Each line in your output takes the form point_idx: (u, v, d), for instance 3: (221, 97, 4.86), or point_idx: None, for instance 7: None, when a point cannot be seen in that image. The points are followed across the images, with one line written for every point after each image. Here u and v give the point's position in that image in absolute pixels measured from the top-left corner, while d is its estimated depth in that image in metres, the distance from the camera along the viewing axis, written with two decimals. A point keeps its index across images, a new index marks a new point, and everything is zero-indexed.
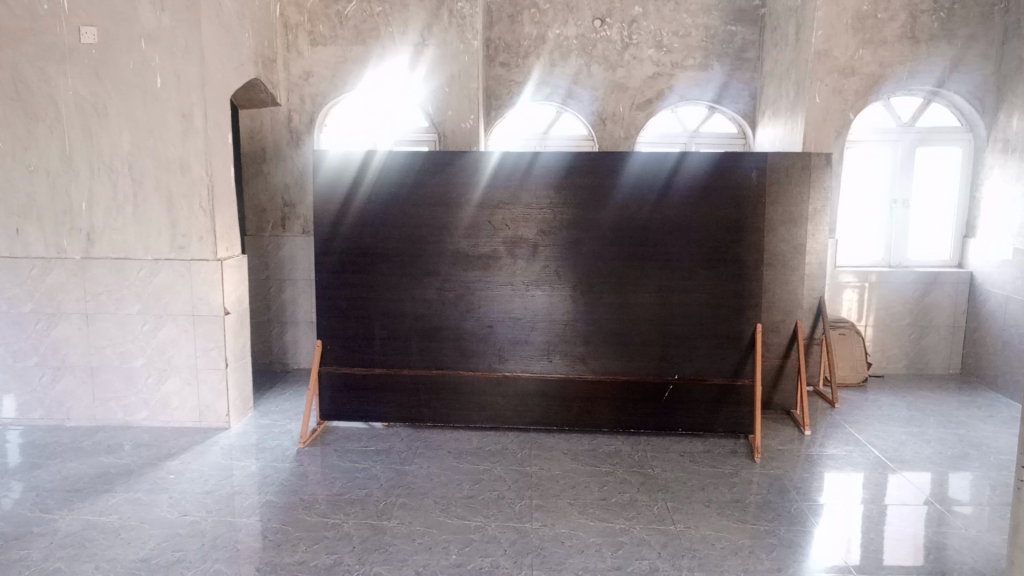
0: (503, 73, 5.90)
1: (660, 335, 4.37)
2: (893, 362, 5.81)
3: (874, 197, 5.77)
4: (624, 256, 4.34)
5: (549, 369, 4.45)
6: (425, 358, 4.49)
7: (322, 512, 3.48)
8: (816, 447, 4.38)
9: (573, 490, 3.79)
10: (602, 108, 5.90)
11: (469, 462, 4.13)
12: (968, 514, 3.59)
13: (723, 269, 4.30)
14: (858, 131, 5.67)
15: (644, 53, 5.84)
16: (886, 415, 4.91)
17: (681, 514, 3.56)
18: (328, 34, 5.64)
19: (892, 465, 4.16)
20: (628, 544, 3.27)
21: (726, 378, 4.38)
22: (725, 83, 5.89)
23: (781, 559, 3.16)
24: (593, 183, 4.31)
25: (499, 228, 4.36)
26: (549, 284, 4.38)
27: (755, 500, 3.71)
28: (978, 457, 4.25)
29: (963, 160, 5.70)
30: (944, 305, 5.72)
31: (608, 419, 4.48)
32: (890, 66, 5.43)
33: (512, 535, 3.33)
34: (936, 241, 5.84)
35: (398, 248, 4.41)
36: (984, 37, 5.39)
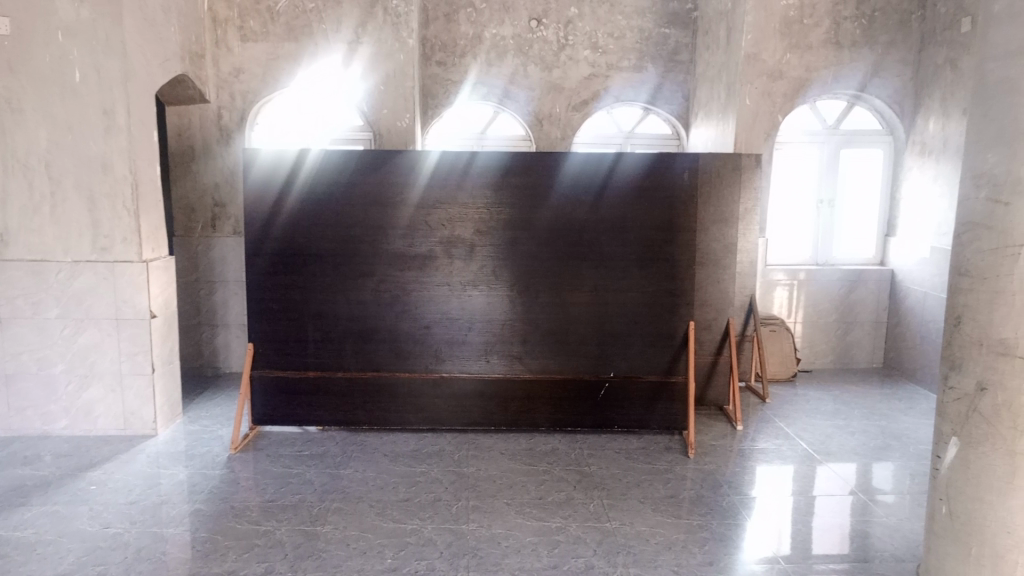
0: (439, 72, 5.86)
1: (596, 334, 4.41)
2: (820, 357, 5.99)
3: (803, 197, 5.94)
4: (560, 256, 4.36)
5: (487, 369, 4.44)
6: (360, 360, 4.44)
7: (253, 520, 3.40)
8: (748, 442, 4.49)
9: (510, 490, 3.79)
10: (539, 108, 5.92)
11: (406, 465, 4.08)
12: (890, 502, 3.73)
13: (657, 268, 4.37)
14: (787, 133, 5.83)
15: (580, 54, 5.88)
16: (814, 409, 5.06)
17: (616, 511, 3.59)
18: (258, 30, 5.51)
19: (819, 457, 4.29)
20: (564, 542, 3.29)
21: (661, 374, 4.45)
22: (659, 84, 5.98)
23: (713, 553, 3.23)
24: (530, 183, 4.32)
25: (436, 227, 4.33)
26: (486, 284, 4.37)
27: (689, 495, 3.78)
28: (899, 447, 4.42)
29: (885, 161, 5.92)
30: (867, 302, 5.93)
31: (546, 418, 4.49)
32: (816, 70, 5.59)
33: (448, 537, 3.31)
34: (861, 240, 6.04)
35: (332, 248, 4.34)
36: (903, 43, 5.60)
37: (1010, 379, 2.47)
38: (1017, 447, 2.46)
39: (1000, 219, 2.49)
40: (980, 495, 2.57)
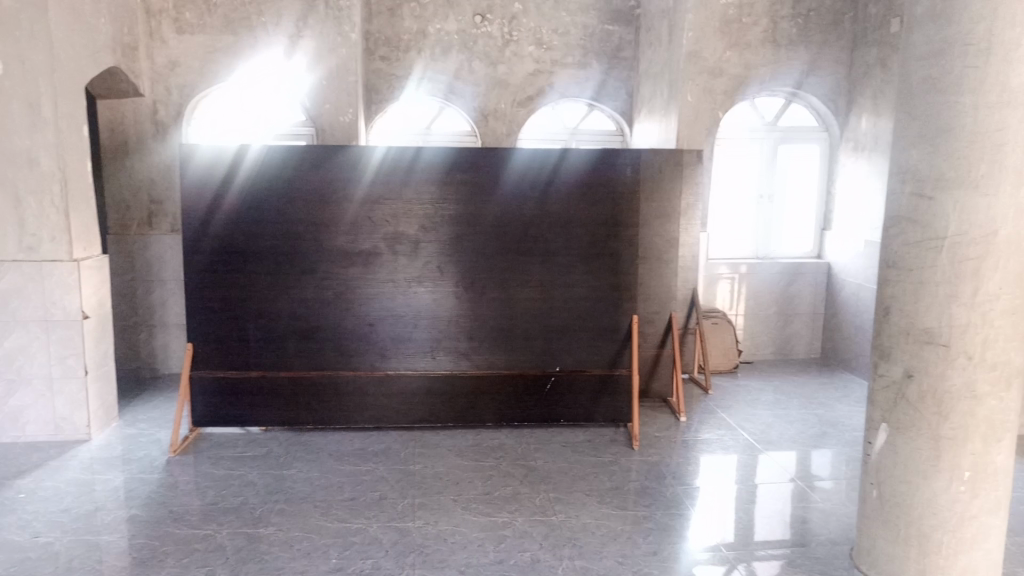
0: (383, 67, 5.80)
1: (541, 329, 4.43)
2: (761, 349, 6.13)
3: (743, 192, 6.07)
4: (505, 251, 4.37)
5: (432, 366, 4.43)
6: (304, 358, 4.38)
7: (194, 524, 3.32)
8: (691, 433, 4.57)
9: (457, 486, 3.79)
10: (484, 104, 5.91)
11: (352, 464, 4.04)
12: (827, 488, 3.85)
13: (601, 263, 4.41)
14: (728, 129, 5.94)
15: (524, 50, 5.89)
16: (755, 399, 5.18)
17: (562, 504, 3.62)
18: (195, 22, 5.37)
19: (759, 447, 4.39)
20: (511, 537, 3.30)
21: (606, 368, 4.49)
22: (603, 80, 6.03)
23: (658, 543, 3.28)
24: (475, 179, 4.32)
25: (380, 224, 4.29)
26: (432, 281, 4.35)
27: (634, 486, 3.83)
28: (835, 435, 4.55)
29: (822, 157, 6.08)
30: (806, 294, 6.09)
31: (492, 414, 4.50)
32: (755, 68, 5.71)
33: (394, 535, 3.29)
34: (799, 234, 6.20)
35: (273, 246, 4.26)
36: (836, 42, 5.76)
37: (935, 366, 2.59)
38: (941, 432, 2.60)
39: (925, 213, 2.58)
40: (908, 479, 2.68)
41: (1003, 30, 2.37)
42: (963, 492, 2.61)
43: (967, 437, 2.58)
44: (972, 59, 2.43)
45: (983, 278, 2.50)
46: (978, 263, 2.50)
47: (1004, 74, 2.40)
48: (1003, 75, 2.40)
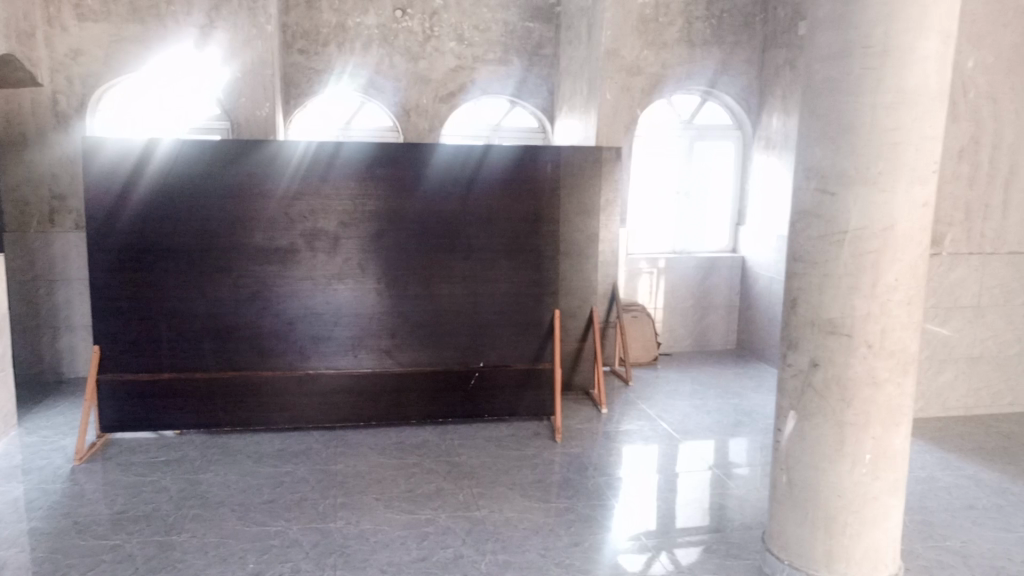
0: (301, 61, 5.68)
1: (464, 325, 4.43)
2: (680, 341, 6.29)
3: (662, 188, 6.21)
4: (427, 248, 4.34)
5: (354, 364, 4.37)
6: (220, 359, 4.25)
7: (101, 535, 3.19)
8: (612, 424, 4.65)
9: (380, 485, 3.76)
10: (406, 99, 5.86)
11: (271, 466, 3.95)
12: (743, 475, 3.98)
13: (523, 259, 4.44)
14: (646, 127, 6.07)
15: (446, 46, 5.87)
16: (674, 390, 5.31)
17: (486, 499, 3.64)
18: (98, 9, 5.14)
19: (678, 436, 4.50)
20: (434, 534, 3.29)
21: (529, 362, 4.53)
22: (524, 77, 6.05)
23: (580, 534, 3.33)
24: (395, 175, 4.27)
25: (298, 220, 4.21)
26: (353, 277, 4.29)
27: (557, 479, 3.88)
28: (749, 423, 4.71)
29: (736, 155, 6.26)
30: (721, 288, 6.27)
31: (416, 411, 4.47)
32: (671, 67, 5.84)
33: (315, 536, 3.24)
34: (715, 229, 6.37)
35: (185, 243, 4.13)
36: (748, 43, 5.95)
37: (837, 355, 2.71)
38: (845, 418, 2.72)
39: (827, 208, 2.69)
40: (814, 463, 2.79)
41: (895, 34, 2.51)
42: (865, 475, 2.74)
43: (868, 422, 2.71)
44: (868, 62, 2.55)
45: (881, 270, 2.64)
46: (876, 257, 2.63)
47: (899, 76, 2.54)
48: (898, 77, 2.54)
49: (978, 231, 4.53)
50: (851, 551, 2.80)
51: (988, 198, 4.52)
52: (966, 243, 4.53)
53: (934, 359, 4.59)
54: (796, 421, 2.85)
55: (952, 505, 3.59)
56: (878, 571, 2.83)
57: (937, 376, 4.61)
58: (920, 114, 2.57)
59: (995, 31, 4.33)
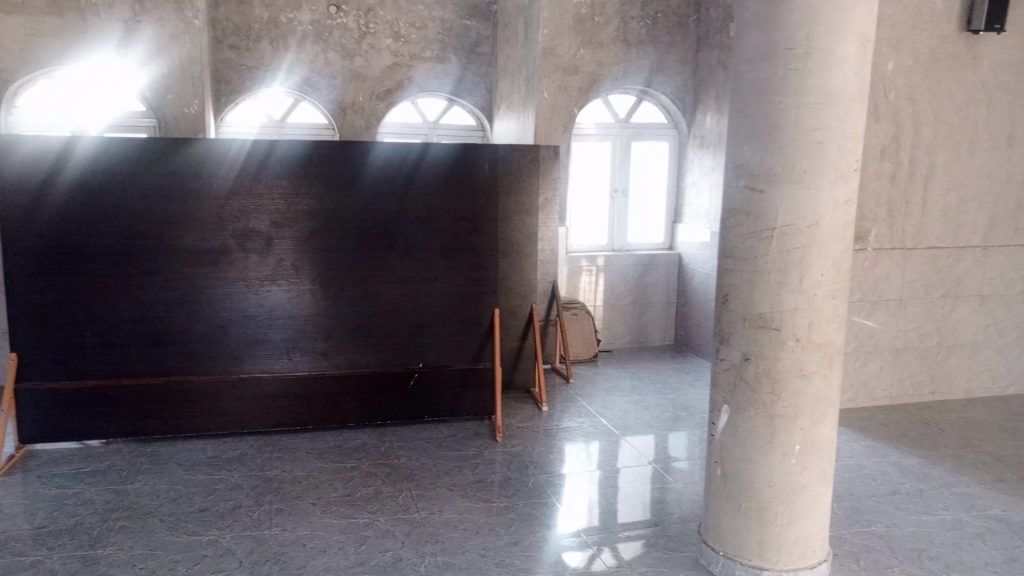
0: (233, 57, 5.55)
1: (403, 326, 4.38)
2: (620, 338, 6.36)
3: (599, 187, 6.26)
4: (364, 248, 4.28)
5: (289, 367, 4.28)
6: (148, 364, 4.11)
7: (20, 551, 3.05)
8: (553, 422, 4.67)
9: (317, 489, 3.69)
10: (342, 97, 5.77)
11: (203, 473, 3.84)
12: (681, 469, 4.04)
13: (462, 258, 4.41)
14: (584, 125, 6.10)
15: (382, 43, 5.80)
16: (614, 386, 5.36)
17: (425, 501, 3.60)
18: (13, 1, 4.93)
19: (618, 432, 4.54)
20: (372, 537, 3.25)
21: (469, 362, 4.51)
22: (461, 75, 6.02)
23: (520, 533, 3.33)
24: (330, 174, 4.20)
25: (229, 220, 4.10)
26: (287, 279, 4.20)
27: (497, 478, 3.87)
28: (687, 417, 4.79)
29: (671, 153, 6.35)
30: (658, 284, 6.36)
31: (354, 414, 4.40)
32: (608, 66, 5.89)
33: (249, 544, 3.16)
34: (652, 226, 6.45)
35: (110, 245, 3.98)
36: (681, 43, 6.04)
37: (768, 349, 2.77)
38: (775, 410, 2.78)
39: (756, 205, 2.74)
40: (746, 455, 2.85)
41: (817, 36, 2.58)
42: (795, 465, 2.81)
43: (797, 414, 2.78)
44: (793, 62, 2.61)
45: (807, 266, 2.70)
46: (803, 253, 2.70)
47: (821, 77, 2.61)
48: (820, 77, 2.61)
49: (900, 227, 4.69)
50: (782, 540, 2.87)
51: (909, 195, 4.68)
52: (889, 238, 4.68)
53: (860, 351, 4.74)
54: (728, 417, 2.89)
55: (878, 491, 3.71)
56: (808, 558, 2.91)
57: (863, 367, 4.77)
58: (841, 114, 2.65)
59: (913, 34, 4.48)
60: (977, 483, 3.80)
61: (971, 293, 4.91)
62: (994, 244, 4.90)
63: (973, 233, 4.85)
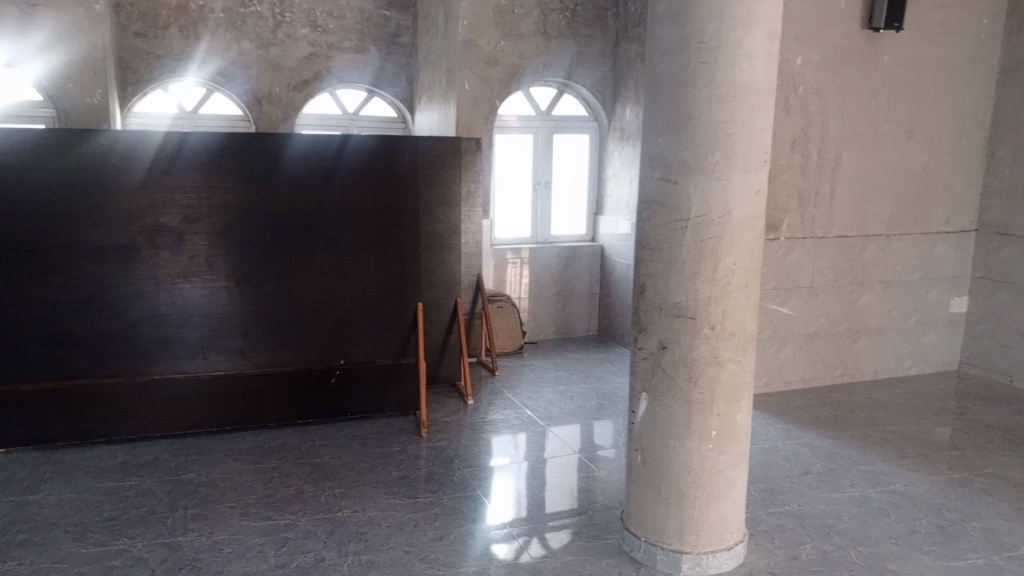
0: (139, 45, 5.32)
1: (323, 322, 4.29)
2: (545, 329, 6.40)
3: (522, 179, 6.27)
4: (281, 242, 4.17)
5: (205, 367, 4.13)
6: (52, 367, 3.92)
7: None
8: (479, 415, 4.66)
9: (236, 492, 3.58)
10: (257, 88, 5.61)
11: (113, 480, 3.67)
12: (605, 458, 4.10)
13: (383, 252, 4.34)
14: (506, 117, 6.10)
15: (298, 32, 5.65)
16: (539, 377, 5.40)
17: (349, 499, 3.55)
18: None
19: (543, 423, 4.57)
20: (294, 539, 3.17)
21: (392, 357, 4.45)
22: (382, 66, 5.92)
23: (444, 527, 3.31)
24: (245, 167, 4.07)
25: (137, 215, 3.93)
26: (200, 275, 4.06)
27: (422, 474, 3.84)
28: (610, 406, 4.86)
29: (593, 145, 6.41)
30: (582, 276, 6.43)
31: (274, 413, 4.29)
32: (528, 58, 5.89)
33: (163, 552, 3.04)
34: (575, 218, 6.51)
35: (8, 242, 3.78)
36: (601, 36, 6.10)
37: (684, 337, 2.82)
38: (692, 396, 2.84)
39: (671, 196, 2.78)
40: (665, 442, 2.90)
41: (725, 31, 2.63)
42: (712, 450, 2.88)
43: (713, 400, 2.85)
44: (704, 56, 2.66)
45: (720, 255, 2.77)
46: (716, 243, 2.76)
47: (731, 70, 2.67)
48: (729, 70, 2.67)
49: (811, 216, 4.86)
50: (701, 523, 2.94)
51: (818, 186, 4.85)
52: (800, 227, 4.85)
53: (774, 337, 4.91)
54: (648, 405, 2.94)
55: (791, 472, 3.84)
56: (726, 540, 2.99)
57: (777, 353, 4.94)
58: (750, 106, 2.71)
59: (820, 30, 4.64)
60: (883, 460, 3.98)
61: (876, 280, 5.13)
62: (896, 232, 5.14)
63: (877, 222, 5.06)
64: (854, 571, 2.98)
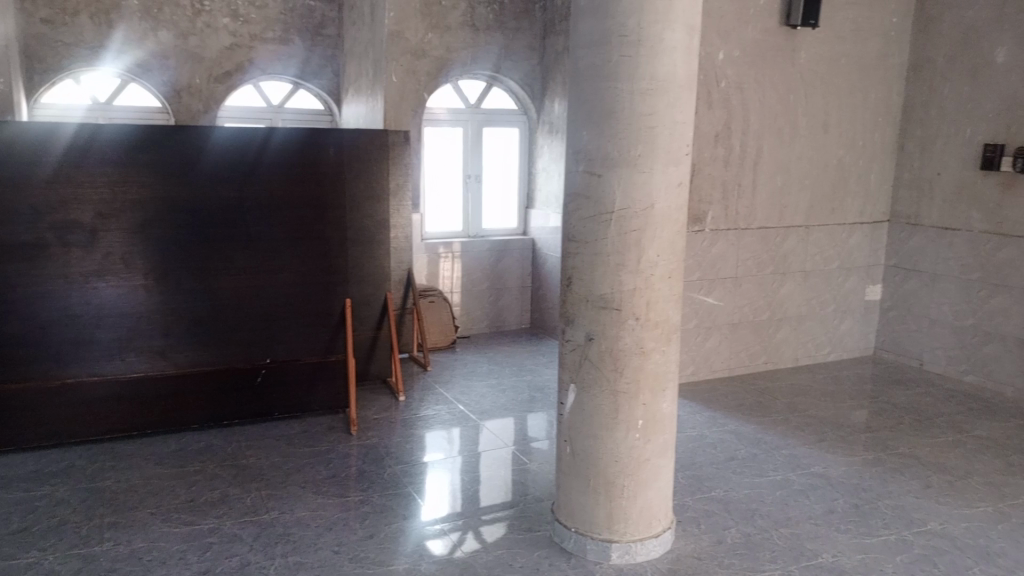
0: (46, 32, 5.08)
1: (248, 320, 4.18)
2: (477, 323, 6.39)
3: (452, 173, 6.24)
4: (201, 238, 4.03)
5: (122, 369, 3.98)
6: None
7: None
8: (411, 411, 4.62)
9: (156, 497, 3.46)
10: (176, 79, 5.42)
11: (24, 489, 3.51)
12: (538, 450, 4.12)
13: (308, 247, 4.26)
14: (435, 110, 6.05)
15: (218, 22, 5.48)
16: (471, 371, 5.39)
17: (276, 500, 3.47)
18: None
19: (475, 417, 4.57)
20: (217, 544, 3.08)
21: (319, 355, 4.37)
22: (307, 58, 5.79)
23: (375, 525, 3.28)
24: (161, 160, 3.92)
25: (46, 212, 3.75)
26: (115, 274, 3.90)
27: (352, 472, 3.78)
28: (542, 398, 4.90)
29: (523, 139, 6.42)
30: (514, 269, 6.44)
31: (197, 415, 4.16)
32: (456, 50, 5.86)
33: (77, 564, 2.92)
34: (506, 212, 6.51)
35: None
36: (528, 30, 6.11)
37: (609, 328, 2.86)
38: (618, 387, 2.88)
39: (595, 189, 2.81)
40: (592, 433, 2.93)
41: (645, 25, 2.66)
42: (638, 439, 2.92)
43: (638, 390, 2.89)
44: (626, 50, 2.69)
45: (643, 248, 2.80)
46: (639, 235, 2.79)
47: (652, 64, 2.70)
48: (650, 64, 2.70)
49: (734, 208, 4.99)
50: (628, 511, 2.98)
51: (741, 178, 4.97)
52: (724, 220, 4.97)
53: (700, 327, 5.02)
54: (575, 396, 2.96)
55: (716, 458, 3.94)
56: (654, 527, 3.04)
57: (703, 342, 5.06)
58: (671, 100, 2.75)
59: (740, 26, 4.75)
60: (803, 444, 4.12)
61: (796, 270, 5.30)
62: (815, 223, 5.32)
63: (797, 213, 5.23)
64: (775, 552, 3.07)
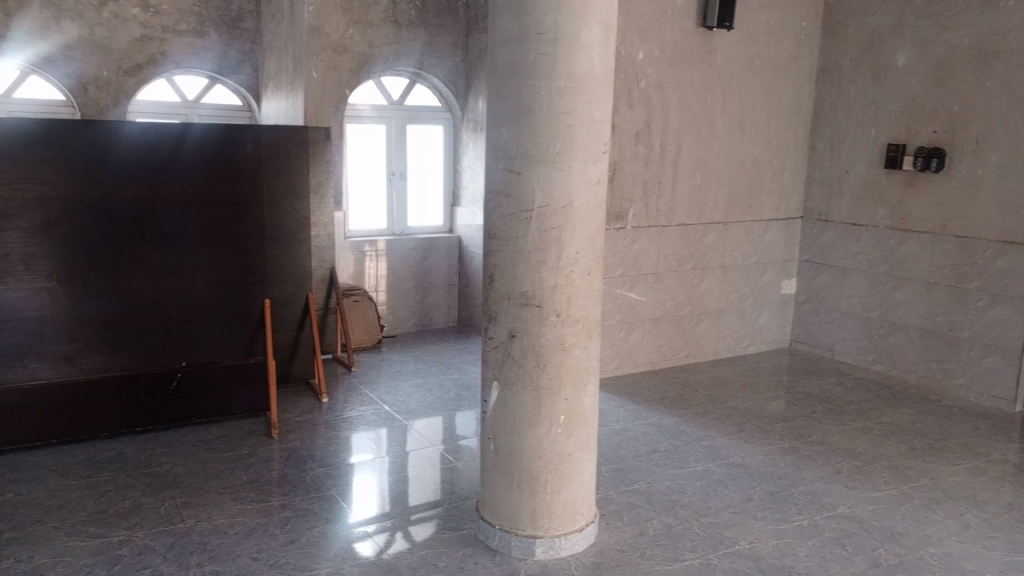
0: None
1: (161, 322, 4.03)
2: (404, 322, 6.33)
3: (376, 169, 6.16)
4: (109, 238, 3.86)
5: (24, 376, 3.78)
6: None
7: None
8: (335, 412, 4.55)
9: (62, 510, 3.30)
10: (82, 71, 5.19)
11: None
12: (464, 447, 4.11)
13: (225, 247, 4.13)
14: (357, 106, 5.95)
15: (128, 12, 5.27)
16: (398, 371, 5.33)
17: (192, 508, 3.36)
18: None
19: (401, 417, 4.53)
20: (128, 556, 2.96)
21: (238, 357, 4.25)
22: (224, 51, 5.62)
23: (297, 530, 3.21)
24: (64, 157, 3.74)
25: None
26: (15, 276, 3.70)
27: (272, 476, 3.70)
28: (469, 396, 4.89)
29: (447, 136, 6.39)
30: (440, 267, 6.41)
31: (108, 422, 3.99)
32: (378, 46, 5.78)
33: None
34: (432, 210, 6.47)
35: None
36: (451, 27, 6.08)
37: (531, 325, 2.87)
38: (541, 382, 2.90)
39: (515, 186, 2.81)
40: (516, 429, 2.94)
41: (561, 24, 2.68)
42: (561, 434, 2.95)
43: (561, 385, 2.91)
44: (543, 47, 2.70)
45: (563, 244, 2.82)
46: (558, 232, 2.81)
47: (569, 62, 2.72)
48: (567, 62, 2.72)
49: (655, 205, 5.08)
50: (552, 506, 3.01)
51: (661, 175, 5.07)
52: (646, 216, 5.06)
53: (623, 322, 5.11)
54: (498, 393, 2.96)
55: (639, 451, 4.01)
56: (577, 521, 3.07)
57: (626, 337, 5.14)
58: (588, 98, 2.78)
59: (659, 26, 4.85)
60: (723, 435, 4.23)
61: (715, 265, 5.44)
62: (733, 220, 5.47)
63: (716, 210, 5.37)
64: (695, 541, 3.15)
